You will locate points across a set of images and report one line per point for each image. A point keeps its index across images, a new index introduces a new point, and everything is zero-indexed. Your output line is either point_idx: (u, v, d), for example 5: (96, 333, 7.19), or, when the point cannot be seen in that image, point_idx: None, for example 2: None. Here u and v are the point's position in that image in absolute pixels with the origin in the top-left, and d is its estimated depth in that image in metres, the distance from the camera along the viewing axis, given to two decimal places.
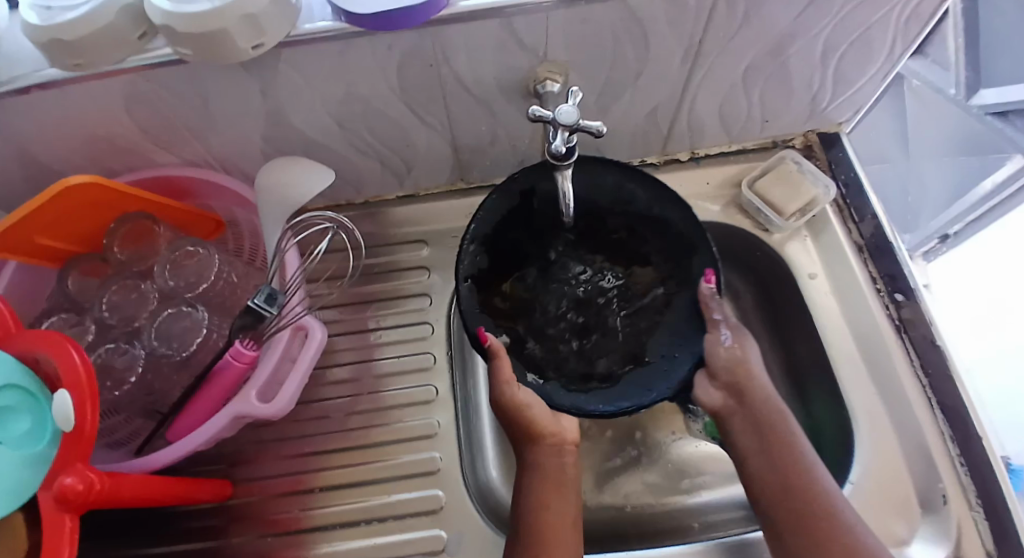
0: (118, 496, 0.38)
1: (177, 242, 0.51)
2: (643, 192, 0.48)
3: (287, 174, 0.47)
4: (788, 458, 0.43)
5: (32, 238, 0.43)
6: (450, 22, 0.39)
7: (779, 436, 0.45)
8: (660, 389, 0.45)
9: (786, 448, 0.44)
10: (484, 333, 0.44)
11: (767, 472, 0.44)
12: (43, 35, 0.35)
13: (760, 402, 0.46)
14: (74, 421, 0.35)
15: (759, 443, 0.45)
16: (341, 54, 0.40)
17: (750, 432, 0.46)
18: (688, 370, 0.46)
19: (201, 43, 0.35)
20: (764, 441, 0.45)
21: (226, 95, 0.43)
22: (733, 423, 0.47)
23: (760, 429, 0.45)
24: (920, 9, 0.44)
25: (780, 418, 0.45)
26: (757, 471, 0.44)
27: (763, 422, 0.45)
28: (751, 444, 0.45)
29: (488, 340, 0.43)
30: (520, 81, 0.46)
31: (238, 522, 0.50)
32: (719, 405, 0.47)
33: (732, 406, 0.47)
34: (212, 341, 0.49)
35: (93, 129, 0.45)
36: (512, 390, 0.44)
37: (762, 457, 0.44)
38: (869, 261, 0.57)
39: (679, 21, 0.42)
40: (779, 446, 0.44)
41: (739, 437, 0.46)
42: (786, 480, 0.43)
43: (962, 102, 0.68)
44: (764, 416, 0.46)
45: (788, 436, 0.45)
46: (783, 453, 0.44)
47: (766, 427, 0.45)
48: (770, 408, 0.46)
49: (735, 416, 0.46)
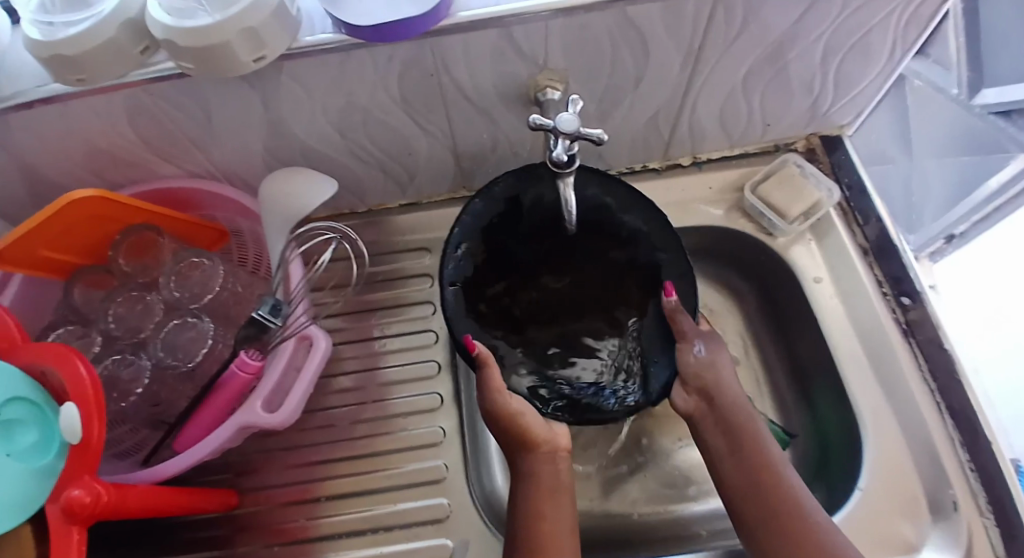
0: (124, 508, 0.38)
1: (181, 253, 0.51)
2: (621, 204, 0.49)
3: (291, 185, 0.47)
4: (757, 457, 0.44)
5: (37, 251, 0.44)
6: (449, 32, 0.39)
7: (749, 436, 0.45)
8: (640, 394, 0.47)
9: (756, 447, 0.44)
10: (472, 341, 0.44)
11: (737, 472, 0.44)
12: (46, 51, 0.35)
13: (729, 403, 0.47)
14: (82, 433, 0.35)
15: (730, 444, 0.45)
16: (341, 65, 0.41)
17: (722, 434, 0.46)
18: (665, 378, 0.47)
19: (202, 56, 0.35)
20: (735, 442, 0.45)
21: (227, 107, 0.43)
22: (705, 425, 0.47)
23: (730, 430, 0.46)
24: (919, 12, 0.44)
25: (750, 419, 0.46)
26: (727, 472, 0.44)
27: (733, 422, 0.46)
28: (723, 446, 0.46)
29: (476, 349, 0.43)
30: (520, 89, 0.46)
31: (243, 532, 0.50)
32: (693, 408, 0.48)
33: (705, 408, 0.48)
34: (217, 351, 0.49)
35: (96, 142, 0.45)
36: (505, 399, 0.44)
37: (733, 458, 0.45)
38: (874, 264, 0.56)
39: (677, 27, 0.42)
40: (750, 445, 0.44)
41: (711, 440, 0.47)
42: (755, 479, 0.43)
43: (964, 101, 0.68)
44: (734, 417, 0.46)
45: (757, 436, 0.45)
46: (752, 452, 0.44)
47: (735, 428, 0.46)
48: (740, 410, 0.46)
49: (707, 418, 0.47)
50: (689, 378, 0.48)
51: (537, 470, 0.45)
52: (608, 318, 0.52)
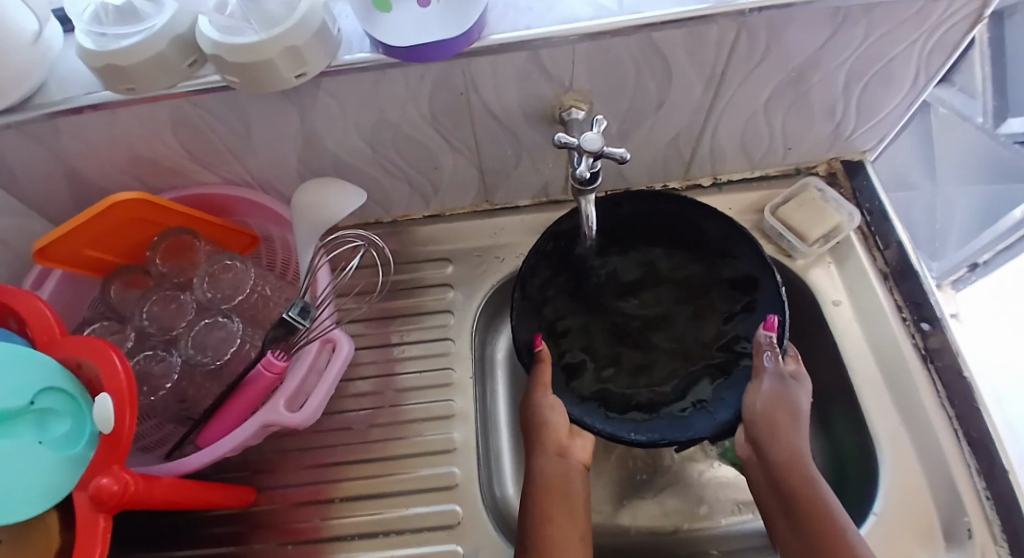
0: (149, 500, 0.39)
1: (215, 257, 0.53)
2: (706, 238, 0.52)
3: (323, 194, 0.49)
4: (800, 485, 0.43)
5: (80, 250, 0.46)
6: (480, 53, 0.41)
7: (803, 495, 0.42)
8: (698, 428, 0.47)
9: (805, 496, 0.42)
10: (539, 340, 0.49)
11: (782, 503, 0.43)
12: (99, 60, 0.37)
13: (780, 457, 0.44)
14: (113, 423, 0.37)
15: (782, 506, 0.43)
16: (375, 83, 0.43)
17: (773, 493, 0.44)
18: (728, 419, 0.48)
19: (246, 71, 0.38)
20: (786, 504, 0.43)
21: (265, 119, 0.45)
22: (757, 479, 0.46)
23: (779, 488, 0.44)
24: (941, 42, 0.45)
25: (805, 474, 0.43)
26: (783, 537, 0.42)
27: (782, 481, 0.43)
28: (776, 507, 0.44)
29: (539, 345, 0.49)
30: (545, 109, 0.48)
31: (260, 529, 0.52)
32: (746, 454, 0.47)
33: (756, 459, 0.46)
34: (243, 352, 0.51)
35: (140, 149, 0.48)
36: (542, 397, 0.48)
37: (787, 522, 0.42)
38: (894, 288, 0.56)
39: (700, 52, 0.43)
40: (804, 507, 0.41)
41: (765, 498, 0.45)
42: (808, 544, 0.40)
43: (990, 130, 0.71)
44: (785, 475, 0.43)
45: (813, 495, 0.42)
46: (793, 480, 0.43)
47: (784, 481, 0.43)
48: (795, 467, 0.43)
49: (755, 468, 0.46)
50: (747, 422, 0.47)
51: (548, 476, 0.46)
52: (688, 347, 0.52)
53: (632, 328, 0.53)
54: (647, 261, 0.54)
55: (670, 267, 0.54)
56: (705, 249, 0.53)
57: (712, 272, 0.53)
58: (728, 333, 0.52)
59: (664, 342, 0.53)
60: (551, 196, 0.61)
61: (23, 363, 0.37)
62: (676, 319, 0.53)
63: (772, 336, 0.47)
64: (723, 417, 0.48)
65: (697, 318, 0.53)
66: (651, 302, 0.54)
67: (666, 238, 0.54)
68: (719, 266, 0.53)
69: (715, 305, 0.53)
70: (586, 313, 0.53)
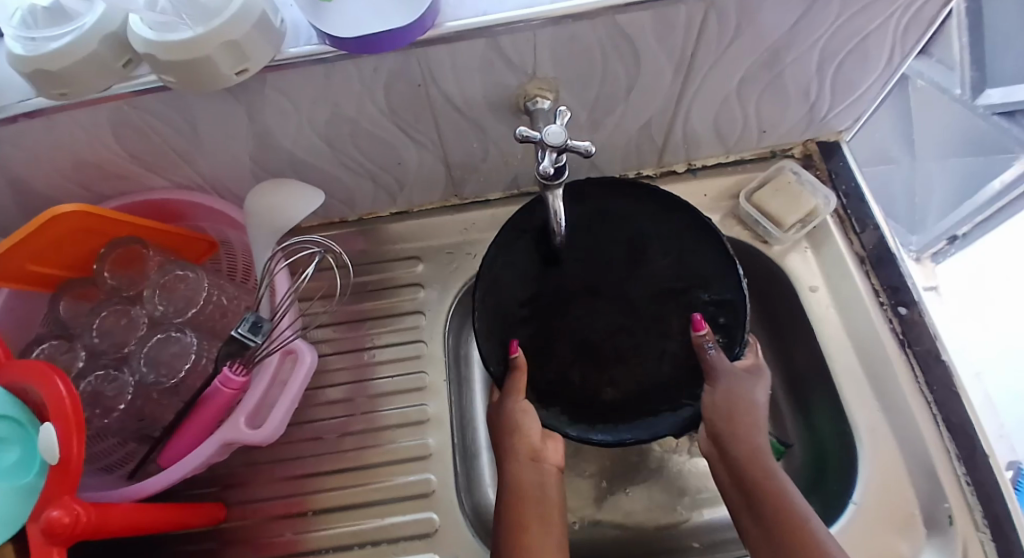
0: (105, 530, 0.38)
1: (167, 266, 0.50)
2: (667, 229, 0.52)
3: (275, 198, 0.47)
4: (764, 478, 0.41)
5: (23, 266, 0.44)
6: (436, 43, 0.38)
7: (767, 489, 0.40)
8: (664, 424, 0.47)
9: (769, 487, 0.41)
10: (514, 346, 0.48)
11: (744, 496, 0.42)
12: (28, 66, 0.34)
13: (741, 453, 0.43)
14: (59, 452, 0.35)
15: (746, 499, 0.41)
16: (326, 77, 0.40)
17: (738, 489, 0.42)
18: (691, 412, 0.47)
19: (184, 71, 0.35)
20: (750, 494, 0.41)
21: (212, 119, 0.43)
22: (723, 474, 0.44)
23: (743, 484, 0.42)
24: (918, 17, 0.43)
25: (767, 466, 0.42)
26: (746, 527, 0.41)
27: (745, 475, 0.42)
28: (740, 500, 0.42)
29: (515, 352, 0.48)
30: (509, 99, 0.45)
31: (233, 545, 0.50)
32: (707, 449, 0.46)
33: (718, 455, 0.45)
34: (201, 365, 0.48)
35: (82, 156, 0.45)
36: None
37: (751, 515, 0.41)
38: (871, 273, 0.55)
39: (668, 35, 0.41)
40: (766, 495, 0.40)
41: (730, 494, 0.43)
42: (771, 535, 0.39)
43: (968, 102, 0.69)
44: (750, 470, 0.42)
45: (774, 486, 0.41)
46: (756, 472, 0.42)
47: (748, 474, 0.42)
48: (757, 461, 0.42)
49: (720, 463, 0.44)
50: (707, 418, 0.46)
51: (522, 481, 0.44)
52: (652, 339, 0.50)
53: (596, 322, 0.50)
54: (609, 249, 0.52)
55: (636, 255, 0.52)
56: (667, 236, 0.52)
57: (670, 264, 0.51)
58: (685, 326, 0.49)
59: (622, 339, 0.50)
60: (522, 188, 0.59)
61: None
62: (634, 313, 0.50)
63: (702, 333, 0.48)
64: (685, 411, 0.48)
65: (655, 311, 0.50)
66: (616, 293, 0.51)
67: (631, 225, 0.52)
68: (682, 256, 0.51)
69: (673, 299, 0.50)
70: (544, 308, 0.51)
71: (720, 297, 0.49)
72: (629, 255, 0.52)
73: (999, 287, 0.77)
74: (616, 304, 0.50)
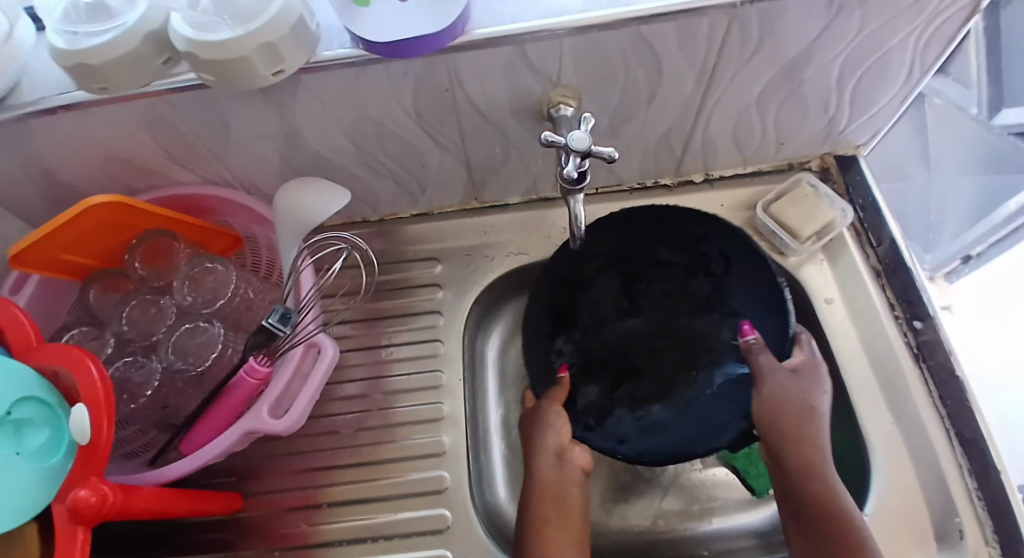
0: (129, 511, 0.39)
1: (196, 259, 0.51)
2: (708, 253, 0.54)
3: (301, 196, 0.47)
4: (805, 476, 0.45)
5: (55, 255, 0.45)
6: (465, 49, 0.40)
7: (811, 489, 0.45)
8: (715, 437, 0.49)
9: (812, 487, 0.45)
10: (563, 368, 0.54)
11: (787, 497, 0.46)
12: (68, 60, 0.36)
13: (796, 457, 0.46)
14: (89, 436, 0.36)
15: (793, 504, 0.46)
16: (355, 80, 0.41)
17: (786, 493, 0.46)
18: (741, 429, 0.49)
19: (221, 69, 0.36)
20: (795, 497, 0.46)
21: (245, 117, 0.44)
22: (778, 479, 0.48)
23: (792, 487, 0.46)
24: (938, 34, 0.44)
25: (816, 466, 0.46)
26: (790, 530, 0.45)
27: (794, 476, 0.46)
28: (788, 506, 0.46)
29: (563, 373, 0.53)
30: (533, 105, 0.47)
31: (249, 535, 0.51)
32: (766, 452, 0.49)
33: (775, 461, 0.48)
34: (226, 356, 0.49)
35: (115, 149, 0.46)
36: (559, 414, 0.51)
37: (796, 521, 0.45)
38: (887, 286, 0.55)
39: (691, 46, 0.42)
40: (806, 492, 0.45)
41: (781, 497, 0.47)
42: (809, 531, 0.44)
43: (984, 121, 0.70)
44: (797, 472, 0.46)
45: (817, 487, 0.45)
46: (798, 472, 0.46)
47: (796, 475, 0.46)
48: (808, 465, 0.46)
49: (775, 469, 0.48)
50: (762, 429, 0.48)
51: None
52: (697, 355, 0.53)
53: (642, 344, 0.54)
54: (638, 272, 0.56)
55: (675, 278, 0.55)
56: (690, 249, 0.55)
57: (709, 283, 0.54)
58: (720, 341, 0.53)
59: (668, 357, 0.54)
60: (541, 194, 0.60)
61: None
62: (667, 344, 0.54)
63: (750, 341, 0.51)
64: (738, 424, 0.50)
65: (699, 325, 0.54)
66: (659, 315, 0.55)
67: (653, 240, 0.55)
68: (715, 284, 0.54)
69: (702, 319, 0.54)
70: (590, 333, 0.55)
71: (736, 311, 0.53)
72: (669, 279, 0.55)
73: (1004, 313, 0.80)
74: (659, 326, 0.55)
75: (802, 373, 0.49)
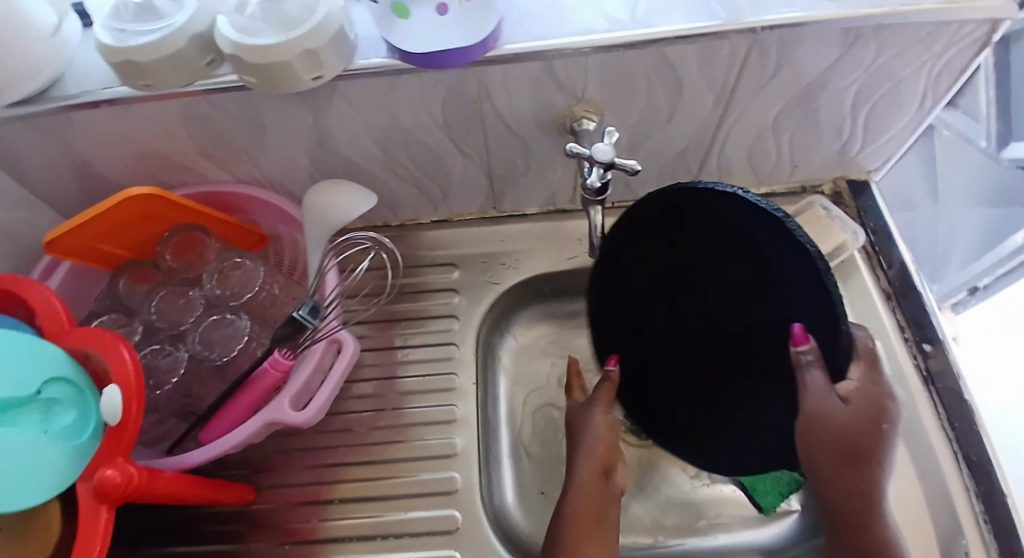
0: (150, 494, 0.39)
1: (225, 253, 0.53)
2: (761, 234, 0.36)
3: (329, 197, 0.49)
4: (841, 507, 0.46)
5: (90, 243, 0.47)
6: (495, 63, 0.42)
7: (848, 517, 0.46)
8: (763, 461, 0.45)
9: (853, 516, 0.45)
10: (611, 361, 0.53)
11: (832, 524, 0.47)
12: (117, 56, 0.38)
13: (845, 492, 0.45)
14: (119, 416, 0.37)
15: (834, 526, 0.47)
16: (389, 87, 0.43)
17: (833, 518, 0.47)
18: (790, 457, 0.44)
19: (265, 72, 0.38)
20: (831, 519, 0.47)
21: (280, 119, 0.46)
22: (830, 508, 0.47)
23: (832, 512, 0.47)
24: (950, 65, 0.45)
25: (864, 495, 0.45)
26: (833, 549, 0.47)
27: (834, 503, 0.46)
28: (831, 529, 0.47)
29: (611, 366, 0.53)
30: (556, 118, 0.48)
31: (259, 528, 0.52)
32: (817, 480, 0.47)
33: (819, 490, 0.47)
34: (251, 349, 0.51)
35: (153, 145, 0.48)
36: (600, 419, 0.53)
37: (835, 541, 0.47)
38: (897, 308, 0.56)
39: (712, 68, 0.44)
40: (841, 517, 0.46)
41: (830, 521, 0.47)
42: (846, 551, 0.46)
43: (993, 153, 0.71)
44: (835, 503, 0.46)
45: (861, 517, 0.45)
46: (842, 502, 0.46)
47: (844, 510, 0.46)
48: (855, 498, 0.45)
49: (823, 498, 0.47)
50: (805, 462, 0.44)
51: None
52: (743, 366, 0.43)
53: (682, 351, 0.46)
54: (660, 265, 0.44)
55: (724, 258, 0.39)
56: (738, 230, 0.37)
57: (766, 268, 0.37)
58: (774, 346, 0.40)
59: (709, 369, 0.45)
60: (559, 206, 0.61)
61: (17, 356, 0.37)
62: (712, 348, 0.44)
63: (806, 353, 0.38)
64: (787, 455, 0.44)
65: (747, 325, 0.41)
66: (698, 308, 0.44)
67: (665, 223, 0.42)
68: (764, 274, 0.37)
69: (756, 316, 0.40)
70: (629, 339, 0.51)
71: (790, 313, 0.38)
72: (718, 261, 0.40)
73: (1011, 346, 0.81)
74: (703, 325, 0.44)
75: (853, 403, 0.43)
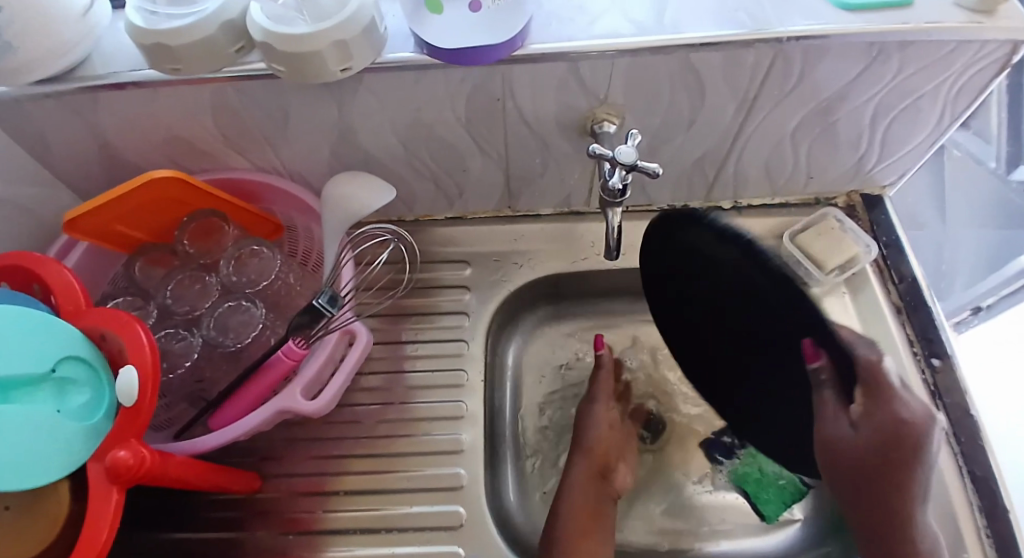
0: (161, 477, 0.39)
1: (242, 241, 0.53)
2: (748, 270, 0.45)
3: (350, 189, 0.49)
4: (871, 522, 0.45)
5: (108, 224, 0.47)
6: (523, 62, 0.42)
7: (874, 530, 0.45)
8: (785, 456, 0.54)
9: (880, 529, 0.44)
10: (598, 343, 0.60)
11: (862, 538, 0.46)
12: (147, 38, 0.38)
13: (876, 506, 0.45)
14: (134, 397, 0.37)
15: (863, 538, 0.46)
16: (415, 82, 0.43)
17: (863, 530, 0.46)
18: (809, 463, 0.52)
19: (293, 61, 0.38)
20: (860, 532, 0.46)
21: (305, 109, 0.46)
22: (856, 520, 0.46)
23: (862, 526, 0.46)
24: (969, 83, 0.46)
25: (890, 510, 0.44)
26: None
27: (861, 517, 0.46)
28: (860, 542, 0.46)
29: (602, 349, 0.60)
30: (577, 120, 0.49)
31: (261, 517, 0.52)
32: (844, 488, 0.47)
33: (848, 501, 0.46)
34: (264, 337, 0.51)
35: (175, 129, 0.48)
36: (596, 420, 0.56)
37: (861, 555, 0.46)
38: (907, 322, 0.56)
39: (736, 76, 0.44)
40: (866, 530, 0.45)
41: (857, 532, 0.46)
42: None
43: (1003, 174, 0.74)
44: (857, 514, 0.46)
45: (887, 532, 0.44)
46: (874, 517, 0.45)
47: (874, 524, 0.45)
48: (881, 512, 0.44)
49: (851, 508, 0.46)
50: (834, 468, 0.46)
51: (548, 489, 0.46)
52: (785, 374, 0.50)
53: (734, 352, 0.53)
54: (710, 282, 0.49)
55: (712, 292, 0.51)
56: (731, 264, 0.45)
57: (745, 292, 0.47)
58: (789, 357, 0.49)
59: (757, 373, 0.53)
60: (573, 207, 0.62)
61: (31, 332, 0.36)
62: (760, 349, 0.51)
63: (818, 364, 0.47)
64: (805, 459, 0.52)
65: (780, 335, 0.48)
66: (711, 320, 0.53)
67: (695, 250, 0.47)
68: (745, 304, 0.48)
69: (794, 320, 0.46)
70: (685, 342, 0.58)
71: (800, 332, 0.47)
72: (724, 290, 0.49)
73: None
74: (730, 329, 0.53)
75: (863, 427, 0.46)
